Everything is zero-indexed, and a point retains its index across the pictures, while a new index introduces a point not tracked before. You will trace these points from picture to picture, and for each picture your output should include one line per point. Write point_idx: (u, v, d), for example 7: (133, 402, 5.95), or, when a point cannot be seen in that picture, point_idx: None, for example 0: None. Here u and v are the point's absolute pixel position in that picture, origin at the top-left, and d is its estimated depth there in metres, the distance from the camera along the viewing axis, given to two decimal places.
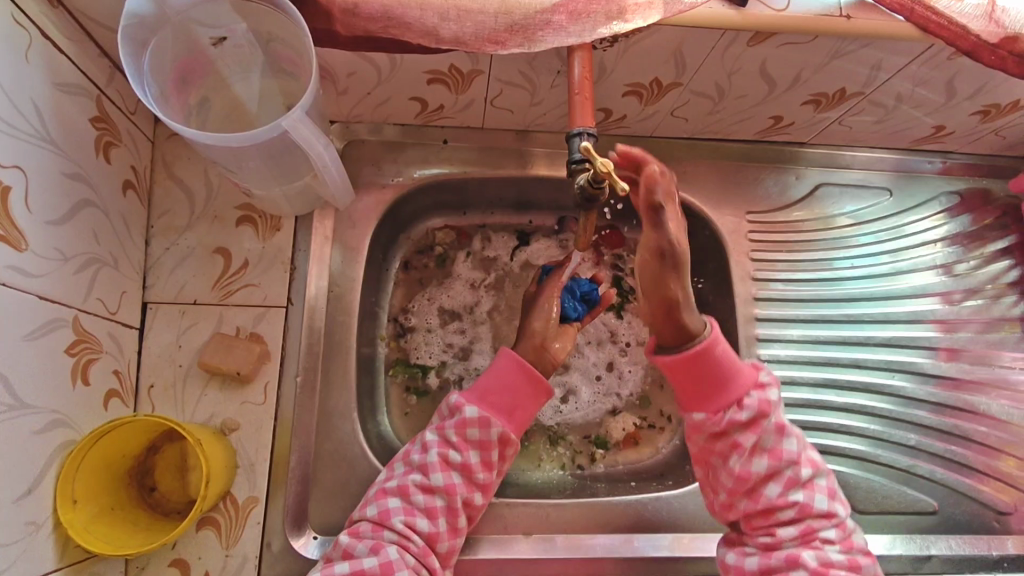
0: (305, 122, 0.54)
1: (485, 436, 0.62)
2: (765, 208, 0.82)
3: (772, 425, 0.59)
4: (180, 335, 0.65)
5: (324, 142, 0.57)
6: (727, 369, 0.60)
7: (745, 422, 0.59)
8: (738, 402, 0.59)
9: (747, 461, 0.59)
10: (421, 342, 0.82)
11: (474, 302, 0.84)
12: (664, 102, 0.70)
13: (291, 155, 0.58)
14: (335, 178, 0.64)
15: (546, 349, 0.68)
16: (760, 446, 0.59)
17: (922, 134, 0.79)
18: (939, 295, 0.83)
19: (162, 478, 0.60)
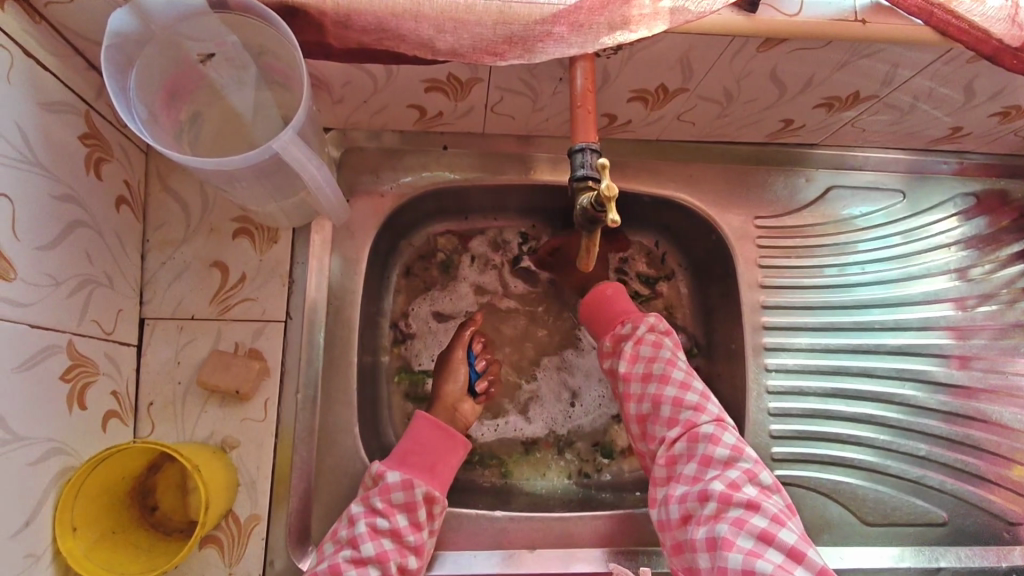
0: (296, 142, 0.52)
1: (411, 498, 0.63)
2: (774, 213, 0.79)
3: (648, 339, 0.70)
4: (178, 351, 0.65)
5: (317, 162, 0.56)
6: (617, 301, 0.73)
7: (626, 337, 0.71)
8: (621, 322, 0.72)
9: (634, 359, 0.69)
10: (423, 349, 0.82)
11: (475, 306, 0.84)
12: (671, 107, 0.68)
13: (284, 173, 0.56)
14: (328, 196, 0.62)
15: (457, 410, 0.74)
16: (640, 352, 0.69)
17: (938, 135, 0.77)
18: (952, 300, 0.81)
19: (164, 498, 0.60)
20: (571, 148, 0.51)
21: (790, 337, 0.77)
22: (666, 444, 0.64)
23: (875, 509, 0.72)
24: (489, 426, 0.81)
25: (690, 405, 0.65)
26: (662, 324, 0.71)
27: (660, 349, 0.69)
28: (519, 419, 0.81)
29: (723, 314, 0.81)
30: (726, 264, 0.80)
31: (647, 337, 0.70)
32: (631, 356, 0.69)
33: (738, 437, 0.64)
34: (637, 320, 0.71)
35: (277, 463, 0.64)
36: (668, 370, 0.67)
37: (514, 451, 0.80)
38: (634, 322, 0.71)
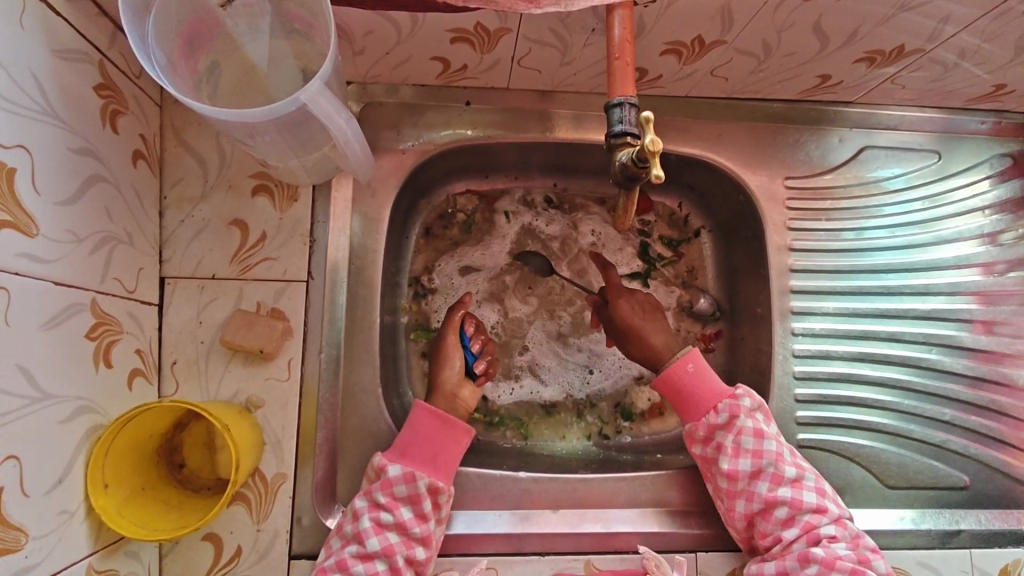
0: (325, 94, 0.50)
1: (414, 490, 0.61)
2: (804, 174, 0.77)
3: (748, 428, 0.64)
4: (200, 311, 0.64)
5: (346, 115, 0.54)
6: (700, 379, 0.67)
7: (723, 425, 0.65)
8: (714, 407, 0.66)
9: (735, 449, 0.64)
10: (442, 306, 0.81)
11: (508, 255, 0.82)
12: (705, 61, 0.65)
13: (309, 127, 0.54)
14: (356, 153, 0.60)
15: (457, 397, 0.71)
16: (741, 442, 0.64)
17: (979, 93, 0.74)
18: (983, 265, 0.79)
19: (189, 455, 0.60)
20: (608, 102, 0.49)
21: (818, 301, 0.76)
22: (781, 545, 0.60)
23: (898, 473, 0.72)
24: (501, 388, 0.80)
25: (795, 493, 0.62)
26: (756, 403, 0.66)
27: (761, 436, 0.64)
28: (534, 381, 0.80)
29: (749, 276, 0.80)
30: (753, 226, 0.78)
31: (748, 426, 0.64)
32: (733, 447, 0.64)
33: (851, 529, 0.61)
34: (736, 409, 0.65)
35: (302, 422, 0.64)
36: (776, 462, 0.63)
37: (534, 413, 0.80)
38: (731, 410, 0.65)
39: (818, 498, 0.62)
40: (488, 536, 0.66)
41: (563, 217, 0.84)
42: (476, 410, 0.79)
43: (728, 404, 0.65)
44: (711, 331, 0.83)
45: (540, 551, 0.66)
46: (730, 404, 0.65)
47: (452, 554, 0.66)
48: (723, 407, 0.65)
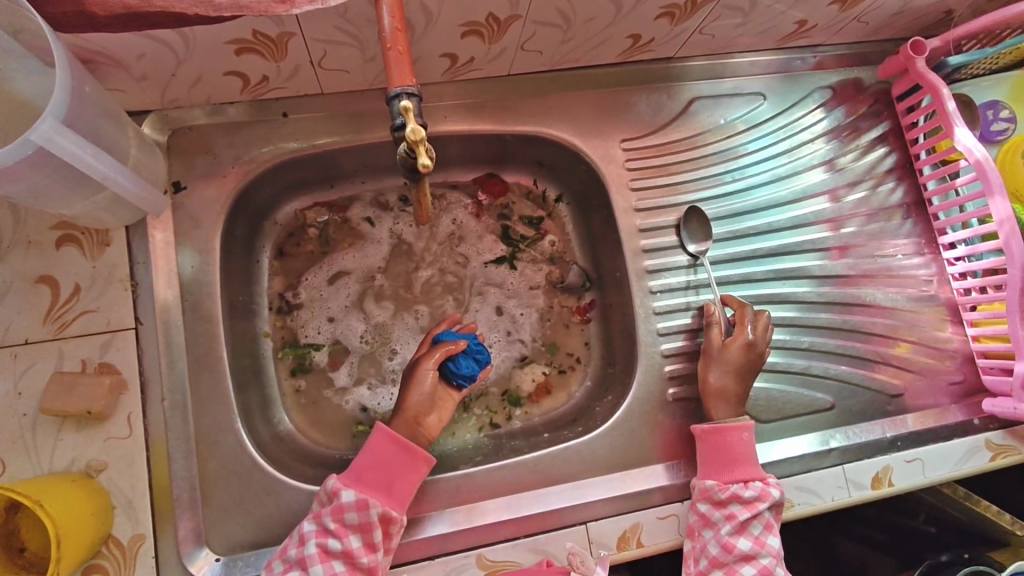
0: (63, 132, 0.48)
1: (365, 518, 0.59)
2: (641, 133, 0.78)
3: (764, 517, 0.64)
4: (17, 381, 0.59)
5: (98, 152, 0.52)
6: (744, 450, 0.67)
7: (747, 502, 0.64)
8: (746, 481, 0.65)
9: (744, 521, 0.63)
10: (309, 325, 0.78)
11: (381, 255, 0.81)
12: (510, 37, 0.64)
13: (67, 172, 0.51)
14: (130, 190, 0.57)
15: (419, 423, 0.67)
16: (751, 523, 0.63)
17: (786, 32, 0.77)
18: (823, 194, 0.83)
19: (30, 538, 0.56)
20: (388, 95, 0.48)
21: (672, 256, 0.77)
22: None
23: (768, 407, 0.75)
24: (373, 395, 0.77)
25: None
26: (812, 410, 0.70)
27: (771, 522, 0.64)
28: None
29: (607, 242, 0.80)
30: (603, 192, 0.79)
31: (765, 517, 0.64)
32: (742, 518, 0.63)
33: None
34: (765, 494, 0.64)
35: (154, 478, 0.60)
36: (771, 556, 0.62)
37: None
38: (761, 493, 0.64)
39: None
40: None
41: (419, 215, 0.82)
42: (359, 422, 0.76)
43: (759, 484, 0.65)
44: (585, 303, 0.84)
45: (432, 554, 0.65)
46: (761, 486, 0.65)
47: None
48: (755, 483, 0.65)
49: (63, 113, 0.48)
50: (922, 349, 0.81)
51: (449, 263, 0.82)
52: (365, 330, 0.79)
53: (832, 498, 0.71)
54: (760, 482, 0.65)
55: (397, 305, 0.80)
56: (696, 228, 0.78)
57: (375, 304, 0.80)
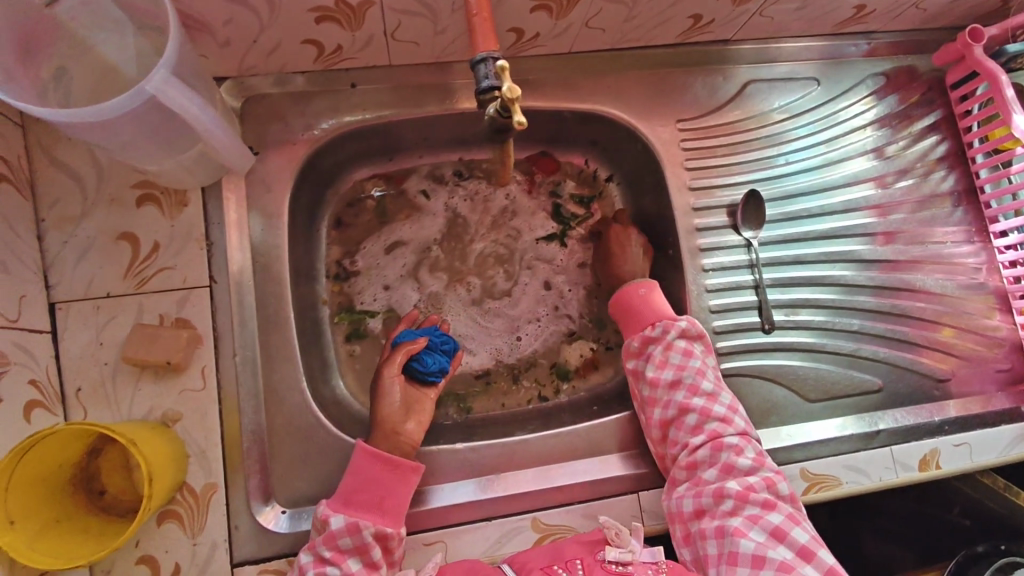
0: (174, 83, 0.49)
1: (361, 540, 0.59)
2: (696, 114, 0.79)
3: (693, 368, 0.70)
4: (99, 332, 0.61)
5: (204, 104, 0.53)
6: (648, 304, 0.74)
7: (658, 339, 0.71)
8: (653, 324, 0.72)
9: (691, 440, 0.66)
10: (365, 294, 0.80)
11: (437, 228, 0.83)
12: (577, 13, 0.65)
13: (169, 121, 0.53)
14: (226, 142, 0.59)
15: (401, 432, 0.67)
16: (684, 380, 0.69)
17: (845, 17, 0.77)
18: (872, 180, 0.83)
19: (110, 480, 0.58)
20: (473, 59, 0.49)
21: (724, 236, 0.78)
22: (688, 450, 0.66)
23: (817, 386, 0.76)
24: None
25: (722, 429, 0.66)
26: (695, 330, 0.72)
27: (720, 432, 0.66)
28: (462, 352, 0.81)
29: (656, 221, 0.82)
30: (656, 171, 0.80)
31: (692, 367, 0.70)
32: (688, 437, 0.67)
33: (759, 449, 0.67)
34: (708, 409, 0.67)
35: (225, 429, 0.63)
36: (710, 403, 0.68)
37: (469, 385, 0.80)
38: (702, 409, 0.67)
39: (768, 494, 0.62)
40: (435, 511, 0.66)
41: (473, 190, 0.84)
42: None
43: (699, 400, 0.68)
44: None
45: (488, 516, 0.67)
46: (701, 402, 0.68)
47: None
48: (692, 401, 0.68)
49: (172, 64, 0.50)
50: (968, 335, 0.81)
51: (501, 237, 0.84)
52: (419, 300, 0.81)
53: (880, 478, 0.72)
54: (700, 398, 0.68)
55: (446, 279, 0.82)
56: (751, 216, 0.78)
57: (427, 275, 0.82)
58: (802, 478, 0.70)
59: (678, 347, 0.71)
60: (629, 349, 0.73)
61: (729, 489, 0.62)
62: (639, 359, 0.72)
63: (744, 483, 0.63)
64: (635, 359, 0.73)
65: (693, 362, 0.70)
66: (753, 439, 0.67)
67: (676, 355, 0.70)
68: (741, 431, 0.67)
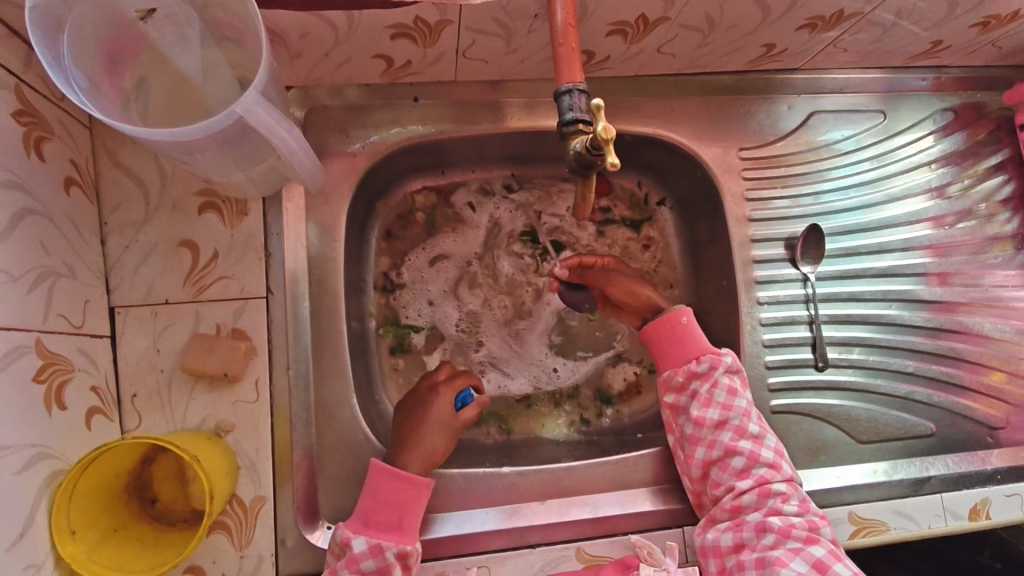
0: (262, 104, 0.49)
1: (383, 561, 0.59)
2: (758, 143, 0.78)
3: (740, 408, 0.66)
4: (156, 338, 0.61)
5: (288, 125, 0.52)
6: (689, 335, 0.69)
7: (703, 375, 0.67)
8: (697, 358, 0.68)
9: (736, 483, 0.63)
10: (408, 309, 0.79)
11: (478, 242, 0.81)
12: (651, 38, 0.64)
13: (251, 138, 0.52)
14: (304, 164, 0.58)
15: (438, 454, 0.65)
16: (731, 420, 0.65)
17: (918, 51, 0.75)
18: (933, 219, 0.82)
19: (161, 489, 0.57)
20: (557, 90, 0.48)
21: (781, 269, 0.77)
22: (733, 492, 0.63)
23: (868, 427, 0.74)
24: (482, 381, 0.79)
25: (766, 472, 0.63)
26: (738, 366, 0.68)
27: (768, 478, 0.63)
28: (501, 374, 0.80)
29: (708, 249, 0.80)
30: (713, 199, 0.78)
31: (739, 406, 0.66)
32: (733, 480, 0.64)
33: (803, 494, 0.64)
34: (755, 452, 0.64)
35: (276, 440, 0.63)
36: (755, 442, 0.65)
37: (511, 406, 0.79)
38: (749, 452, 0.64)
39: (810, 533, 0.60)
40: (479, 534, 0.66)
41: (519, 207, 0.82)
42: None
43: (746, 443, 0.64)
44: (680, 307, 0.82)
45: (532, 543, 0.66)
46: (749, 446, 0.64)
47: (442, 557, 0.65)
48: (740, 444, 0.64)
49: (263, 84, 0.50)
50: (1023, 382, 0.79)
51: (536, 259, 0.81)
52: (459, 319, 0.80)
53: (928, 526, 0.70)
54: (747, 440, 0.65)
55: (484, 298, 0.80)
56: (811, 250, 0.77)
57: (465, 295, 0.80)
58: (848, 522, 0.69)
59: (724, 385, 0.67)
60: (667, 382, 0.69)
61: (771, 524, 0.60)
62: (679, 395, 0.68)
63: (787, 521, 0.60)
64: (674, 394, 0.69)
65: (738, 402, 0.66)
66: (799, 486, 0.65)
67: (722, 392, 0.66)
68: (787, 477, 0.64)
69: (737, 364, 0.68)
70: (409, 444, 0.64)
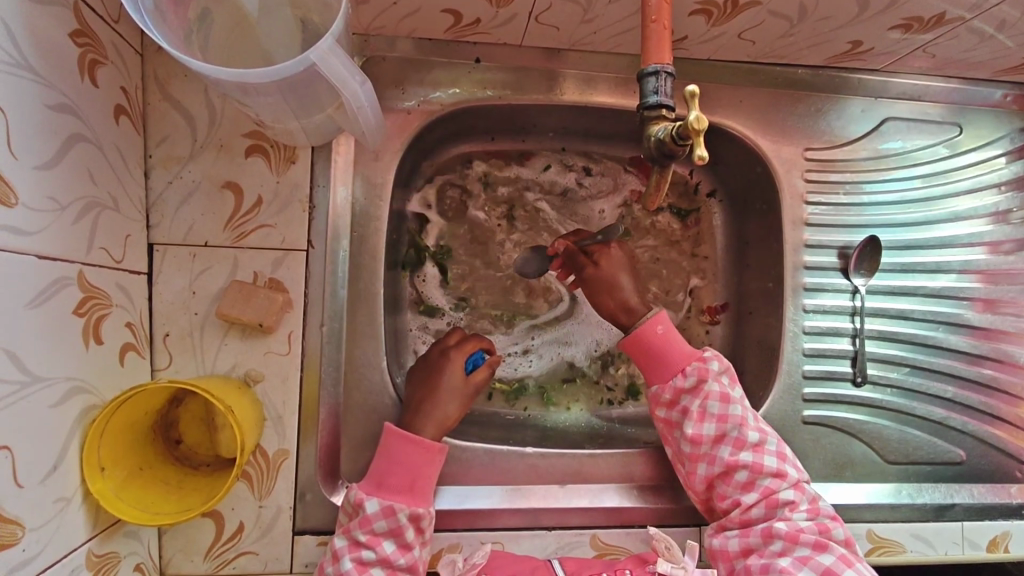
0: (335, 52, 0.47)
1: (394, 523, 0.57)
2: (824, 145, 0.75)
3: (735, 418, 0.61)
4: (193, 280, 0.60)
5: (360, 78, 0.50)
6: (669, 345, 0.64)
7: (689, 388, 0.63)
8: (683, 371, 0.63)
9: (742, 497, 0.60)
10: (466, 273, 0.77)
11: (526, 211, 0.78)
12: (736, 22, 0.61)
13: (317, 88, 0.50)
14: (366, 119, 0.56)
15: (445, 418, 0.62)
16: (729, 431, 0.61)
17: (1009, 65, 0.71)
18: (990, 244, 0.78)
19: (187, 431, 0.57)
20: (642, 70, 0.46)
21: (830, 278, 0.75)
22: (740, 508, 0.60)
23: (898, 448, 0.74)
24: (505, 362, 0.77)
25: (772, 483, 0.60)
26: (725, 367, 0.64)
27: (774, 488, 0.60)
28: (557, 345, 0.79)
29: (755, 249, 0.77)
30: (768, 197, 0.75)
31: (732, 416, 0.61)
32: (738, 493, 0.60)
33: (813, 495, 0.61)
34: (758, 464, 0.60)
35: (304, 396, 0.62)
36: (754, 453, 0.61)
37: (555, 381, 0.78)
38: (752, 465, 0.60)
39: (822, 539, 0.57)
40: (496, 510, 0.65)
41: (581, 179, 0.79)
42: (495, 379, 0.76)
43: (747, 456, 0.60)
44: (717, 304, 0.80)
45: (548, 525, 0.66)
46: (750, 457, 0.60)
47: (458, 529, 0.65)
48: (740, 458, 0.60)
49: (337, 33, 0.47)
50: None
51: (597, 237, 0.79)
52: (528, 282, 0.78)
53: (945, 552, 0.69)
54: (747, 451, 0.61)
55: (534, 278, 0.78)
56: (865, 261, 0.75)
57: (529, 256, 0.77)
58: (866, 539, 0.67)
59: (715, 394, 0.62)
60: (656, 397, 0.64)
61: (781, 534, 0.57)
62: (670, 410, 0.63)
63: (797, 528, 0.58)
64: (666, 409, 0.64)
65: (733, 411, 0.61)
66: (808, 486, 0.61)
67: (716, 404, 0.62)
68: (793, 480, 0.61)
69: (724, 364, 0.64)
70: (419, 411, 0.62)
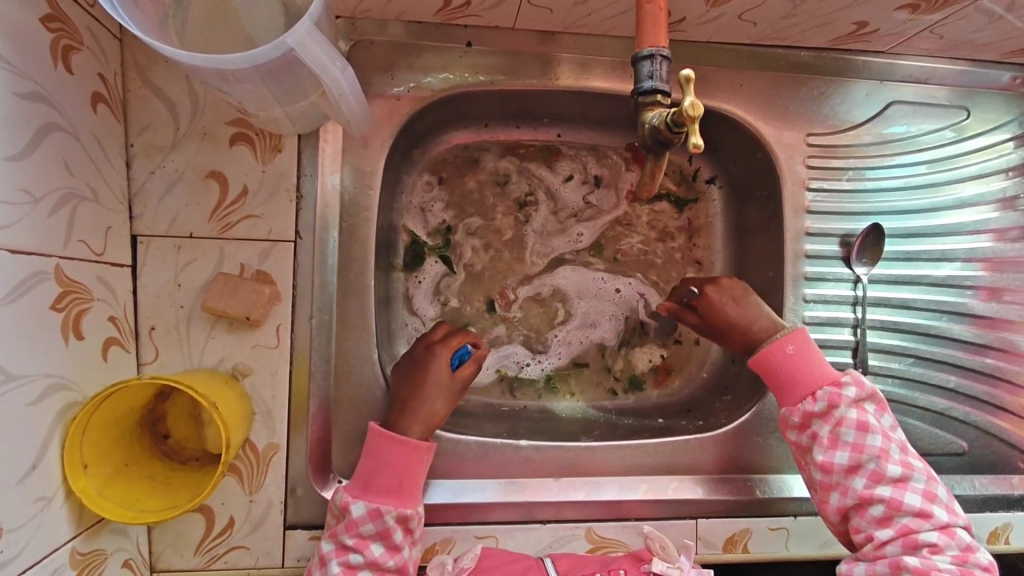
0: (315, 36, 0.45)
1: (382, 525, 0.56)
2: (827, 130, 0.73)
3: (875, 449, 0.57)
4: (177, 272, 0.58)
5: (341, 64, 0.48)
6: (801, 366, 0.61)
7: (820, 413, 0.59)
8: (812, 394, 0.59)
9: (876, 532, 0.57)
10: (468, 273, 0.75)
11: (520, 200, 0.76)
12: (735, 3, 0.59)
13: (299, 74, 0.48)
14: (351, 106, 0.54)
15: (432, 416, 0.61)
16: (867, 463, 0.57)
17: (1019, 46, 0.69)
18: (996, 231, 0.76)
19: (175, 427, 0.56)
20: (636, 54, 0.44)
21: (831, 267, 0.73)
22: (873, 542, 0.57)
23: None
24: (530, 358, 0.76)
25: (913, 520, 0.56)
26: (865, 392, 0.59)
27: (913, 526, 0.56)
28: (583, 330, 0.77)
29: (755, 237, 0.76)
30: (769, 184, 0.73)
31: (873, 447, 0.57)
32: (872, 528, 0.57)
33: (964, 537, 0.56)
34: (896, 500, 0.56)
35: (293, 390, 0.61)
36: (894, 487, 0.57)
37: (568, 368, 0.76)
38: (890, 501, 0.56)
39: None
40: (491, 504, 0.65)
41: (590, 192, 0.77)
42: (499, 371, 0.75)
43: (885, 490, 0.57)
44: None
45: (543, 519, 0.65)
46: (888, 491, 0.57)
47: (452, 523, 0.64)
48: (877, 492, 0.57)
49: (316, 16, 0.46)
50: None
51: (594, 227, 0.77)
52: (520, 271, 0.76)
53: None
54: (885, 485, 0.57)
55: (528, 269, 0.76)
56: (868, 250, 0.74)
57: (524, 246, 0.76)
58: None
59: (852, 422, 0.58)
60: (785, 420, 0.61)
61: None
62: (801, 434, 0.60)
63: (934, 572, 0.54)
64: (796, 432, 0.61)
65: (872, 442, 0.57)
66: (957, 528, 0.57)
67: (852, 433, 0.58)
68: (939, 521, 0.57)
69: (865, 390, 0.59)
70: (407, 410, 0.60)
